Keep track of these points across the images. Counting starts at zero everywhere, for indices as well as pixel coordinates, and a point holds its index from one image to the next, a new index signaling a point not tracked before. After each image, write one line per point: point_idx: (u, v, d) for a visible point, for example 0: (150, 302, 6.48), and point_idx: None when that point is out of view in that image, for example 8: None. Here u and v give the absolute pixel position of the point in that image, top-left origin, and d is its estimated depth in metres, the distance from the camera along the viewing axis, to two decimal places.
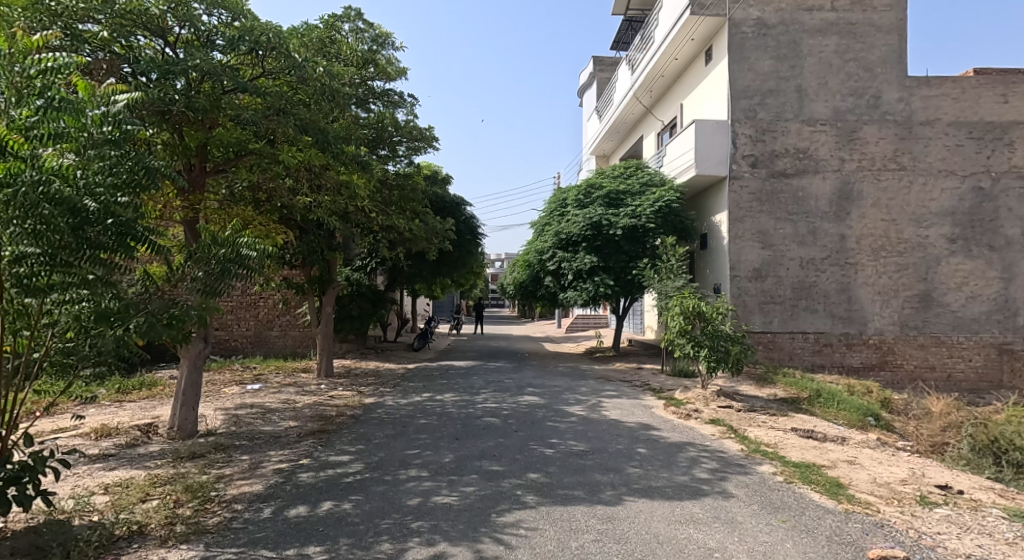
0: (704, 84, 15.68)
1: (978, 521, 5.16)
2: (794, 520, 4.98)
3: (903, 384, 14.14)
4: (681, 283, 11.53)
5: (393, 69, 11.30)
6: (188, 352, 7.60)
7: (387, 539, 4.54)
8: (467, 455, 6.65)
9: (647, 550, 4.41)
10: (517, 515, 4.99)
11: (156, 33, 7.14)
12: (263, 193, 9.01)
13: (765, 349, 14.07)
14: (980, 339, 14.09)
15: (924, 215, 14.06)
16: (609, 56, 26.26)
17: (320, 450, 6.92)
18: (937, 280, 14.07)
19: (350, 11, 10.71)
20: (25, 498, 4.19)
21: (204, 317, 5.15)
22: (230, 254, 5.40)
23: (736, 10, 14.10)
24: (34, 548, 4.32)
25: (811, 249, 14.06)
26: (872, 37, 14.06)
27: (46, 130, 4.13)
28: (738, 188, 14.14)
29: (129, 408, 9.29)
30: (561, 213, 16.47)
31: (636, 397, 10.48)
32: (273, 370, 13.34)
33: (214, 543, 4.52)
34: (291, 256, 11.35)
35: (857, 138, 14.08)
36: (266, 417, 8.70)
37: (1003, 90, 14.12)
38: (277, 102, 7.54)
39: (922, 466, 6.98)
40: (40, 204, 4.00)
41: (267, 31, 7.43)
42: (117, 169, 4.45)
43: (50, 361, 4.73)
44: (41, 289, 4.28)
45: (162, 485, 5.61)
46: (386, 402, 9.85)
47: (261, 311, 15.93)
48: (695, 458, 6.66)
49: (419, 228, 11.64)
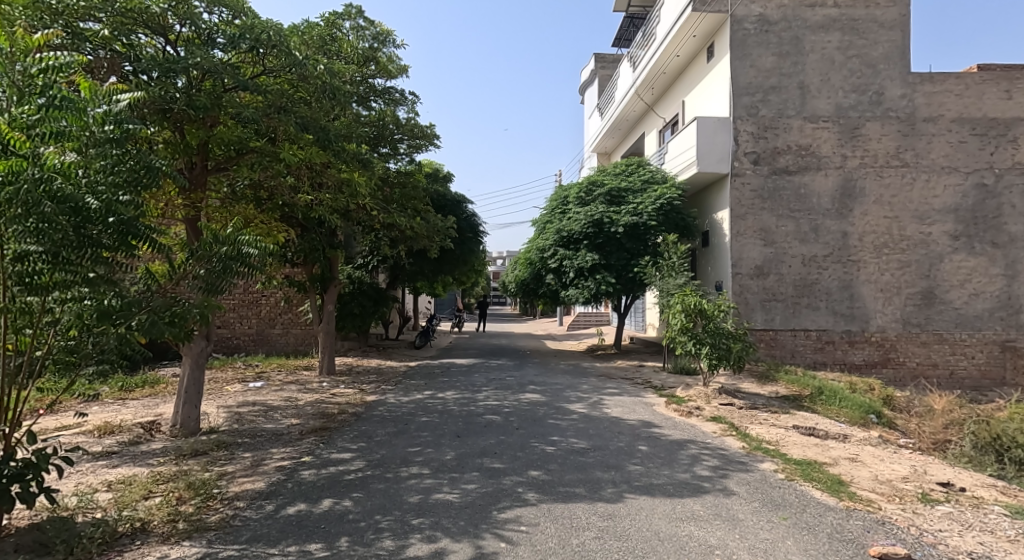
0: (705, 81, 15.65)
1: (981, 518, 5.15)
2: (795, 517, 4.98)
3: (905, 381, 14.13)
4: (683, 280, 11.50)
5: (393, 66, 11.28)
6: (189, 350, 7.63)
7: (389, 536, 4.56)
8: (467, 453, 6.66)
9: (648, 548, 4.41)
10: (518, 511, 5.01)
11: (157, 31, 7.19)
12: (264, 192, 8.91)
13: (766, 347, 14.08)
14: (983, 337, 14.05)
15: (926, 212, 14.03)
16: (611, 53, 26.22)
17: (321, 447, 6.94)
18: (939, 277, 14.04)
19: (351, 8, 10.68)
20: (28, 495, 4.21)
21: (206, 314, 5.11)
22: (231, 252, 5.39)
23: (737, 7, 14.07)
24: (38, 545, 4.37)
25: (812, 247, 14.03)
26: (874, 34, 14.01)
27: (49, 128, 4.15)
28: (739, 185, 14.13)
29: (132, 406, 9.31)
30: (562, 210, 16.48)
31: (638, 395, 10.47)
32: (275, 368, 13.35)
33: (216, 540, 4.54)
34: (292, 255, 11.35)
35: (858, 136, 14.06)
36: (269, 415, 8.71)
37: (1007, 86, 14.04)
38: (277, 100, 7.52)
39: (925, 464, 6.96)
40: (42, 202, 3.99)
41: (268, 29, 7.40)
42: (117, 168, 4.45)
43: (53, 359, 4.73)
44: (43, 287, 4.32)
45: (164, 483, 5.62)
46: (388, 399, 9.86)
47: (263, 309, 15.95)
48: (696, 456, 6.66)
49: (420, 225, 11.62)
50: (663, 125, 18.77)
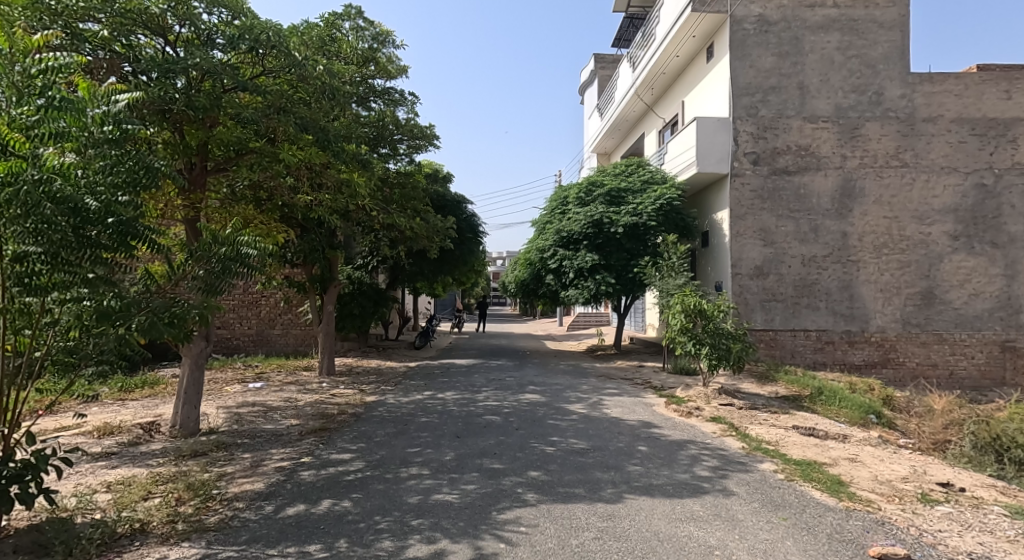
0: (704, 81, 15.66)
1: (980, 519, 5.15)
2: (795, 517, 4.98)
3: (905, 381, 14.13)
4: (683, 281, 11.49)
5: (393, 67, 11.27)
6: (189, 351, 7.62)
7: (388, 537, 4.56)
8: (467, 453, 6.65)
9: (647, 548, 4.41)
10: (517, 512, 5.01)
11: (156, 32, 7.17)
12: (264, 192, 8.93)
13: (766, 347, 14.07)
14: (983, 337, 14.05)
15: (926, 212, 14.03)
16: (610, 53, 26.24)
17: (321, 448, 6.93)
18: (938, 277, 14.04)
19: (351, 9, 10.71)
20: (27, 496, 4.20)
21: (205, 315, 5.13)
22: (230, 252, 5.39)
23: (737, 8, 14.08)
24: (36, 546, 4.36)
25: (812, 247, 14.03)
26: (874, 34, 14.01)
27: (48, 129, 4.15)
28: (739, 185, 14.13)
29: (131, 407, 9.29)
30: (561, 211, 16.47)
31: (638, 396, 10.45)
32: (275, 369, 13.33)
33: (216, 541, 4.53)
34: (292, 255, 11.36)
35: (858, 136, 14.06)
36: (269, 415, 8.70)
37: (1006, 87, 14.05)
38: (277, 101, 7.52)
39: (925, 464, 6.95)
40: (42, 204, 4.00)
41: (267, 30, 7.41)
42: (117, 168, 4.46)
43: (52, 360, 4.71)
44: (42, 288, 4.30)
45: (163, 484, 5.62)
46: (387, 400, 9.84)
47: (263, 310, 15.94)
48: (696, 456, 6.65)
49: (420, 226, 11.61)
50: (663, 125, 18.76)
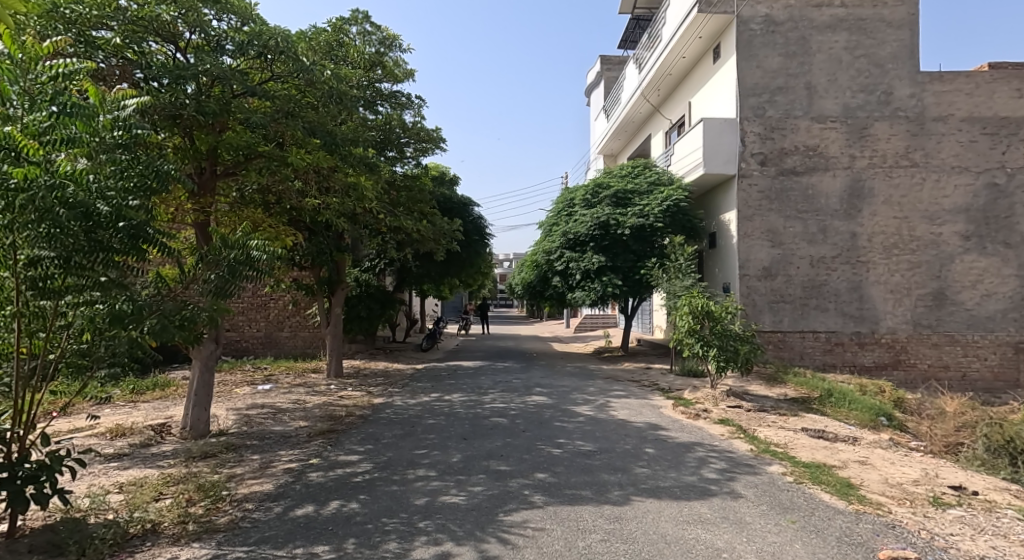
0: (712, 81, 15.59)
1: (992, 522, 5.12)
2: (803, 520, 4.97)
3: (917, 383, 13.99)
4: (690, 283, 11.45)
5: (400, 71, 11.41)
6: (199, 353, 7.67)
7: (395, 539, 4.59)
8: (474, 455, 6.69)
9: (655, 550, 4.43)
10: (524, 515, 5.02)
11: (167, 40, 7.30)
12: (272, 195, 9.03)
13: (775, 349, 14.01)
14: (996, 338, 13.92)
15: (937, 212, 13.92)
16: (617, 55, 26.34)
17: (329, 449, 7.00)
18: (950, 278, 13.92)
19: (358, 13, 10.81)
20: (42, 497, 4.27)
21: (214, 317, 5.16)
22: (240, 256, 5.47)
23: (744, 8, 14.03)
24: (50, 546, 4.40)
25: (821, 247, 13.97)
26: (882, 33, 13.94)
27: (59, 135, 4.21)
28: (746, 186, 14.08)
29: (143, 408, 9.46)
30: (569, 213, 16.44)
31: (645, 398, 10.43)
32: (284, 370, 13.52)
33: (225, 541, 4.59)
34: (300, 257, 11.47)
35: (867, 135, 13.98)
36: (277, 417, 8.80)
37: (1018, 85, 13.92)
38: (285, 106, 7.64)
39: (936, 467, 6.91)
40: (55, 209, 4.08)
41: (276, 35, 7.50)
42: (127, 173, 4.59)
43: (66, 362, 4.79)
44: (56, 291, 4.39)
45: (174, 484, 5.71)
46: (395, 402, 9.91)
47: (271, 312, 16.11)
48: (703, 459, 6.64)
49: (427, 229, 11.66)
50: (671, 126, 18.71)
